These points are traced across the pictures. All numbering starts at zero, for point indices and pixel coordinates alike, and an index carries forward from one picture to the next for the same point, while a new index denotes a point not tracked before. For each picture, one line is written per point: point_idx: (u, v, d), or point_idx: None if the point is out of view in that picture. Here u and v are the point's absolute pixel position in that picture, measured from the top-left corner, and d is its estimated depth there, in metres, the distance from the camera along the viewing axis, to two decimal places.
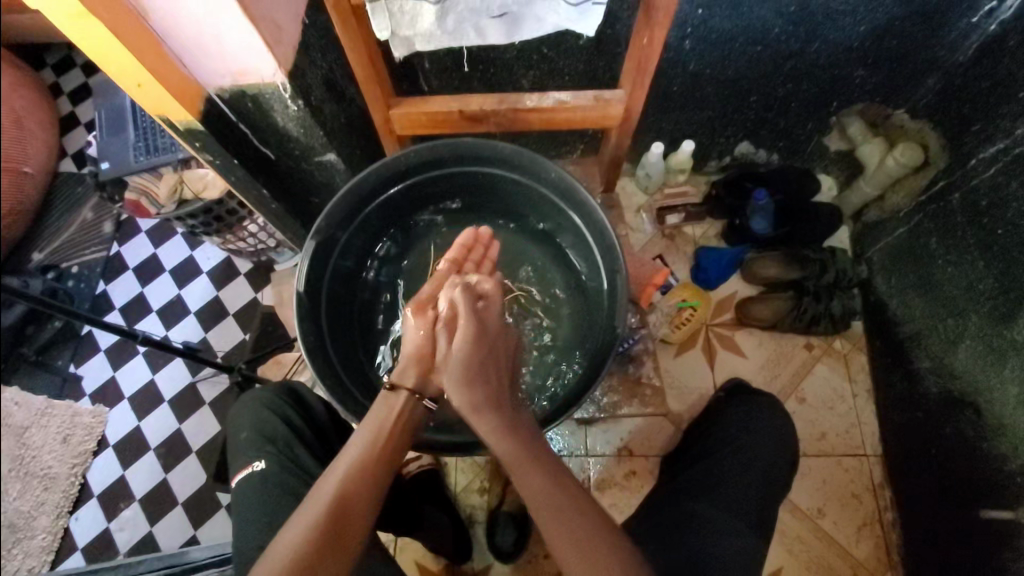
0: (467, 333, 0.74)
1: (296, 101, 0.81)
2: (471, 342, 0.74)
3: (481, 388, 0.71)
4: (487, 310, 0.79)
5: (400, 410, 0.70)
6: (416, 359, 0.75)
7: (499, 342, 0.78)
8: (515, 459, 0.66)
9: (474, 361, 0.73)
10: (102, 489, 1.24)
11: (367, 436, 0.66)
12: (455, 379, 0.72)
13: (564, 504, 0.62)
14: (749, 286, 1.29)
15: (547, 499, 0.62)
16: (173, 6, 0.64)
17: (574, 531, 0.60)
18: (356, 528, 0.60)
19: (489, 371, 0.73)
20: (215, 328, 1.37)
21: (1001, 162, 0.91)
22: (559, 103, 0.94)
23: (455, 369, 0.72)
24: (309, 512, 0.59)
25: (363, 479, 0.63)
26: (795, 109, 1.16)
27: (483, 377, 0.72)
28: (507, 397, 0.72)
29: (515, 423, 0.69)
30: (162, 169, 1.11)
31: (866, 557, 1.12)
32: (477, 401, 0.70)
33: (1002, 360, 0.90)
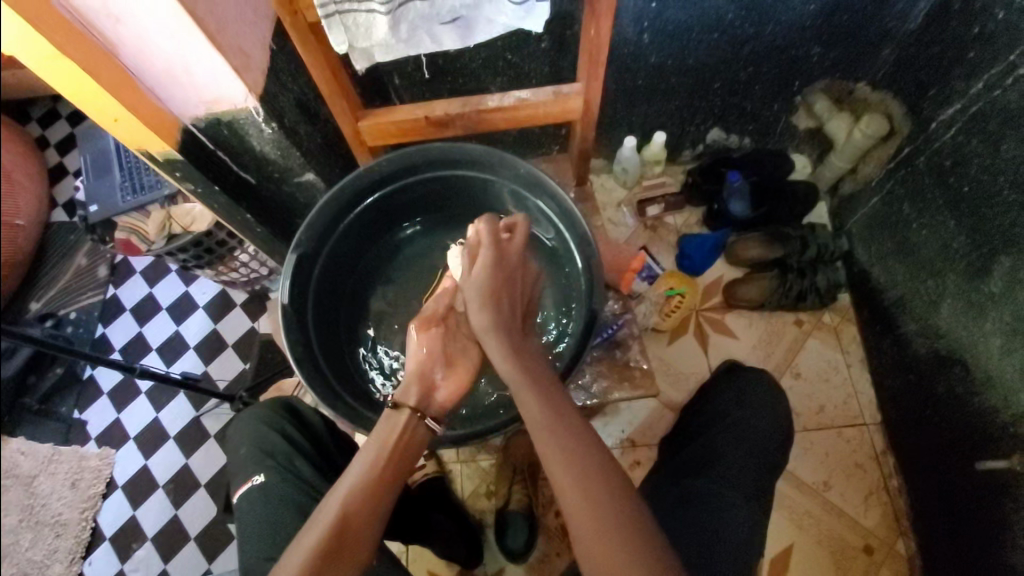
0: (490, 258, 0.76)
1: (270, 124, 0.84)
2: (491, 267, 0.75)
3: (497, 310, 0.73)
4: (512, 239, 0.79)
5: (403, 429, 0.70)
6: (416, 377, 0.74)
7: (517, 271, 0.78)
8: (514, 380, 0.68)
9: (495, 281, 0.75)
10: (114, 530, 1.25)
11: (374, 451, 0.67)
12: (475, 298, 0.74)
13: (560, 430, 0.63)
14: (734, 270, 1.31)
15: (557, 442, 0.62)
16: (142, 40, 0.67)
17: (579, 483, 0.60)
18: (360, 540, 0.62)
19: (507, 301, 0.75)
20: (216, 360, 1.38)
21: (959, 121, 0.94)
22: (520, 102, 0.97)
23: (477, 284, 0.74)
24: (310, 534, 0.61)
25: (361, 502, 0.63)
26: (759, 92, 1.18)
27: (499, 301, 0.74)
28: (519, 327, 0.74)
29: (521, 348, 0.71)
30: (150, 208, 1.14)
31: (876, 526, 1.12)
32: (494, 322, 0.72)
33: (983, 315, 0.92)
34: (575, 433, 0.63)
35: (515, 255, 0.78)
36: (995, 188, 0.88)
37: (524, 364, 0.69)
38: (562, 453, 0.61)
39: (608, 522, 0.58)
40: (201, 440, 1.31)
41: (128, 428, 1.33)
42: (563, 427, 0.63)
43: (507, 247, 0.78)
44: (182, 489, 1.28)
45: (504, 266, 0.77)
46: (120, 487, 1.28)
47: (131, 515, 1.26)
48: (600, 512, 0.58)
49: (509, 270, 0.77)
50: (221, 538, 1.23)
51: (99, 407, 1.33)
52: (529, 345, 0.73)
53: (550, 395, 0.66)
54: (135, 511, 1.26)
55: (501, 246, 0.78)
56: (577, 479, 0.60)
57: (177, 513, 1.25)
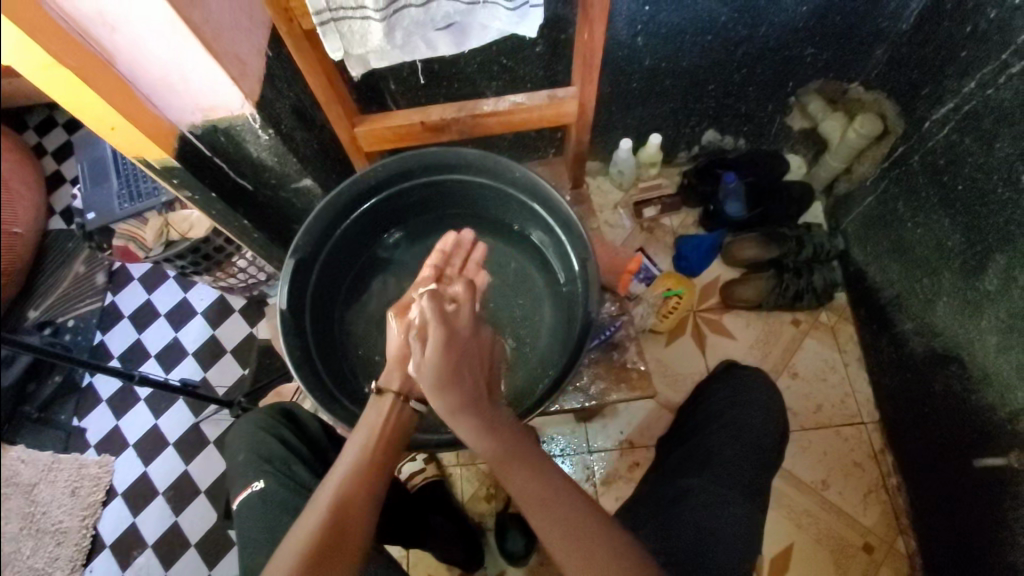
0: (441, 340, 0.69)
1: (266, 130, 0.85)
2: (445, 347, 0.69)
3: (458, 392, 0.68)
4: (460, 312, 0.74)
5: (390, 413, 0.71)
6: (398, 361, 0.75)
7: (472, 345, 0.73)
8: (495, 457, 0.67)
9: (450, 364, 0.69)
10: (115, 538, 1.23)
11: (363, 439, 0.68)
12: (431, 385, 0.67)
13: (546, 500, 0.64)
14: (731, 271, 1.31)
15: (535, 493, 0.64)
16: (137, 47, 0.67)
17: (562, 525, 0.63)
18: (357, 529, 0.62)
19: (466, 376, 0.70)
20: (214, 366, 1.38)
21: (953, 120, 0.95)
22: (515, 106, 0.98)
23: (429, 373, 0.68)
24: (308, 520, 0.61)
25: (355, 490, 0.64)
26: (753, 93, 1.19)
27: (457, 381, 0.68)
28: (484, 400, 0.70)
29: (492, 422, 0.68)
30: (147, 214, 1.15)
31: (875, 524, 1.13)
32: (455, 405, 0.67)
33: (979, 312, 0.92)
34: (558, 487, 0.65)
35: (467, 327, 0.74)
36: (990, 186, 0.88)
37: (499, 436, 0.68)
38: (542, 500, 0.64)
39: (591, 555, 0.62)
40: (202, 446, 1.34)
41: (128, 435, 1.33)
42: (541, 482, 0.65)
43: (458, 320, 0.73)
44: (183, 496, 1.28)
45: (457, 338, 0.72)
46: (121, 495, 1.27)
47: (131, 522, 1.26)
48: (582, 547, 0.62)
49: (463, 345, 0.72)
50: (221, 544, 1.23)
51: (97, 414, 1.32)
52: (500, 412, 0.71)
53: (531, 462, 0.66)
54: (135, 518, 1.26)
55: (451, 319, 0.73)
56: (559, 519, 0.63)
57: (177, 519, 1.27)
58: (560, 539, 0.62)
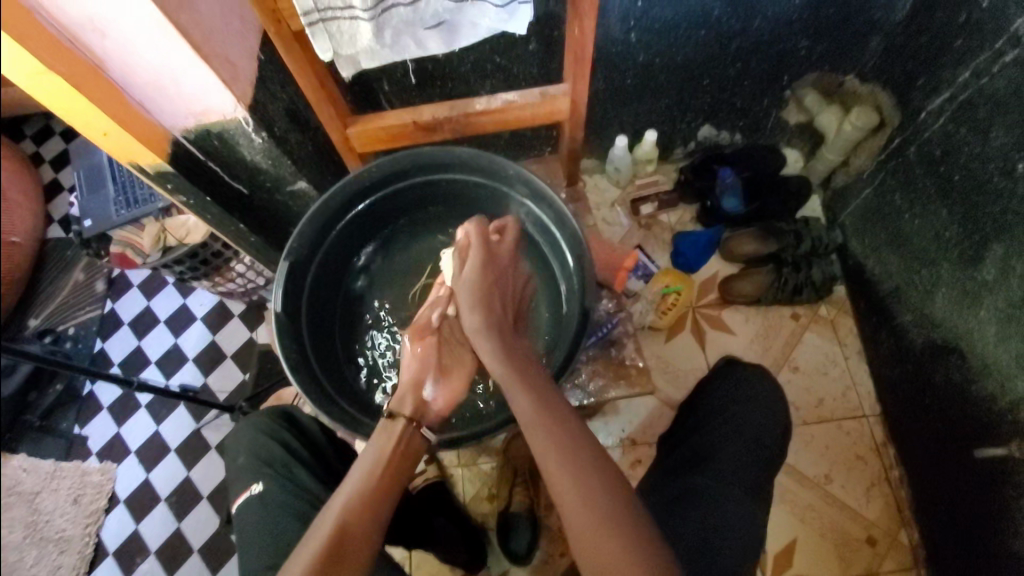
0: (480, 259, 0.79)
1: (259, 133, 0.85)
2: (483, 267, 0.79)
3: (488, 311, 0.76)
4: (500, 241, 0.84)
5: (400, 437, 0.72)
6: (411, 386, 0.77)
7: (507, 271, 0.83)
8: (510, 380, 0.69)
9: (486, 281, 0.78)
10: (117, 544, 1.25)
11: (369, 464, 0.68)
12: (466, 296, 0.77)
13: (545, 417, 0.64)
14: (730, 266, 1.31)
15: (553, 435, 0.63)
16: (128, 52, 0.67)
17: (578, 478, 0.60)
18: (360, 548, 0.62)
19: (496, 299, 0.78)
20: (215, 371, 1.37)
21: (948, 110, 0.95)
22: (507, 104, 0.98)
23: (468, 281, 0.78)
24: (309, 544, 0.61)
25: (360, 512, 0.64)
26: (749, 88, 1.19)
27: (490, 303, 0.77)
28: (510, 327, 0.76)
29: (513, 348, 0.74)
30: (144, 220, 1.14)
31: (878, 518, 1.12)
32: (486, 320, 0.75)
33: (977, 302, 0.92)
34: (559, 410, 0.66)
35: (505, 254, 0.83)
36: (986, 175, 0.88)
37: (516, 361, 0.71)
38: (558, 446, 0.62)
39: (607, 511, 0.59)
40: (202, 451, 1.30)
41: (129, 442, 1.33)
42: (559, 429, 0.64)
43: (496, 247, 0.83)
44: (185, 501, 1.27)
45: (496, 265, 0.82)
46: (123, 501, 1.28)
47: (134, 529, 1.26)
48: (597, 500, 0.59)
49: (499, 268, 0.82)
50: (224, 548, 1.23)
51: (100, 422, 1.34)
52: (522, 347, 0.76)
53: (535, 379, 0.69)
54: (138, 525, 1.26)
55: (491, 247, 0.82)
56: (576, 471, 0.61)
57: (181, 526, 1.25)
58: (552, 456, 0.62)
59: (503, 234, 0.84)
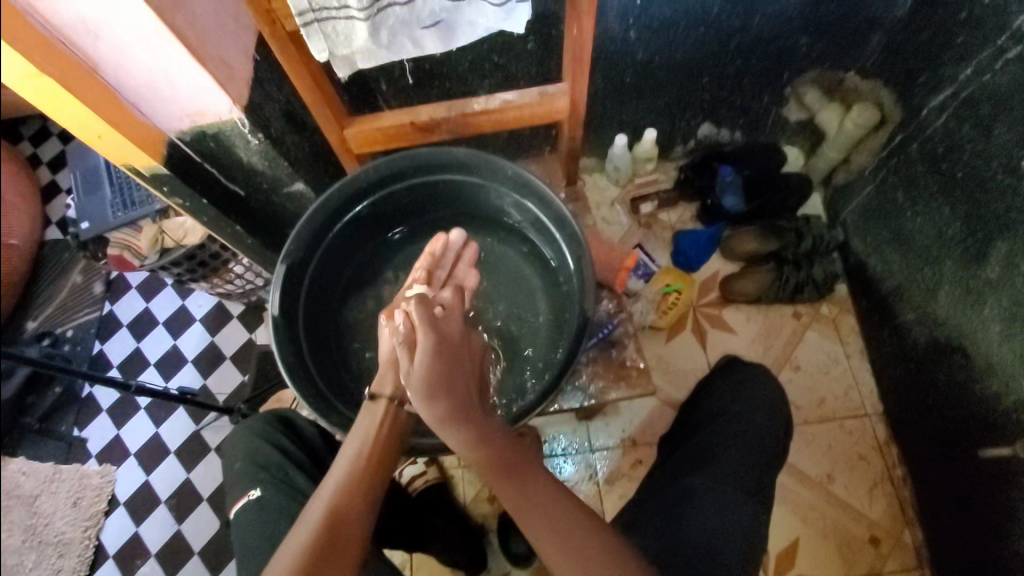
0: (430, 344, 0.68)
1: (256, 134, 0.85)
2: (435, 352, 0.68)
3: (450, 396, 0.65)
4: (448, 322, 0.73)
5: (384, 417, 0.71)
6: (390, 364, 0.74)
7: (462, 348, 0.72)
8: (484, 463, 0.64)
9: (440, 371, 0.66)
10: (117, 547, 1.24)
11: (357, 447, 0.68)
12: (418, 391, 0.65)
13: (524, 488, 0.63)
14: (730, 265, 1.30)
15: (535, 503, 0.63)
16: (122, 52, 0.66)
17: (562, 537, 0.61)
18: (355, 533, 0.61)
19: (457, 383, 0.67)
20: (214, 373, 1.36)
21: (950, 107, 0.94)
22: (505, 104, 0.97)
23: (419, 376, 0.66)
24: (305, 527, 0.60)
25: (352, 489, 0.64)
26: (749, 86, 1.18)
27: (450, 387, 0.66)
28: (478, 407, 0.67)
29: (483, 426, 0.66)
30: (141, 222, 1.13)
31: (881, 517, 1.12)
32: (446, 411, 0.64)
33: (981, 301, 0.91)
34: (535, 475, 0.65)
35: (457, 334, 0.73)
36: (989, 172, 0.87)
37: (490, 442, 0.64)
38: (540, 510, 0.63)
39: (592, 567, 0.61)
40: (201, 453, 1.30)
41: (128, 445, 1.32)
42: (541, 496, 0.63)
43: (447, 327, 0.72)
44: (185, 504, 1.27)
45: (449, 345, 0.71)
46: (123, 504, 1.27)
47: (134, 532, 1.25)
48: (583, 558, 0.61)
49: (456, 350, 0.71)
50: (225, 551, 1.22)
51: (100, 424, 1.33)
52: (493, 420, 0.68)
53: (507, 451, 0.65)
54: (138, 528, 1.25)
55: (441, 327, 0.71)
56: (560, 530, 0.62)
57: (181, 528, 1.24)
58: (535, 517, 0.62)
59: (449, 309, 0.74)
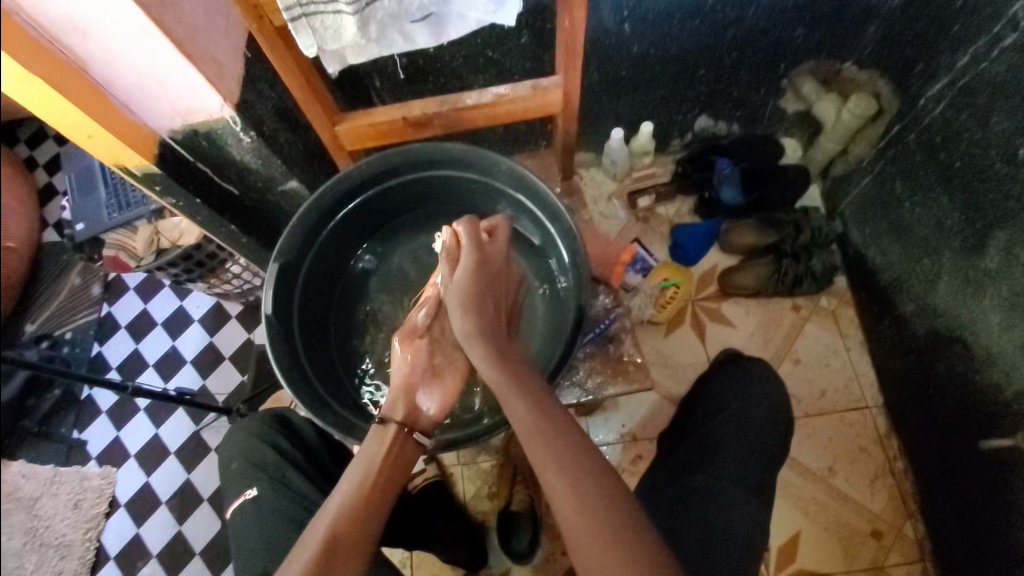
0: (472, 262, 0.78)
1: (248, 133, 0.84)
2: (474, 271, 0.78)
3: (479, 315, 0.75)
4: (492, 242, 0.82)
5: (391, 443, 0.71)
6: (404, 391, 0.77)
7: (501, 271, 0.81)
8: (502, 383, 0.69)
9: (477, 285, 0.77)
10: (118, 550, 1.23)
11: (358, 473, 0.68)
12: (457, 304, 0.76)
13: (537, 423, 0.65)
14: (728, 258, 1.29)
15: (547, 446, 0.64)
16: (110, 52, 0.66)
17: (570, 479, 0.62)
18: (353, 553, 0.61)
19: (489, 302, 0.77)
20: (213, 373, 1.36)
21: (948, 96, 0.93)
22: (498, 98, 0.96)
23: (460, 288, 0.76)
24: (303, 550, 0.60)
25: (352, 516, 0.63)
26: (746, 78, 1.17)
27: (483, 303, 0.76)
28: (503, 330, 0.77)
29: (504, 350, 0.74)
30: (136, 222, 1.13)
31: (882, 510, 1.11)
32: (479, 321, 0.75)
33: (980, 291, 0.91)
34: (547, 416, 0.67)
35: (499, 255, 0.82)
36: (986, 161, 0.87)
37: (510, 367, 0.71)
38: (551, 451, 0.63)
39: (603, 522, 0.59)
40: (202, 454, 1.30)
41: (128, 446, 1.32)
42: (554, 436, 0.64)
43: (490, 248, 0.81)
44: (186, 505, 1.27)
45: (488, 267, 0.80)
46: (124, 506, 1.27)
47: (134, 533, 1.25)
48: (591, 505, 0.60)
49: (494, 271, 0.80)
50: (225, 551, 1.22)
51: (99, 425, 1.30)
52: (514, 349, 0.76)
53: (524, 377, 0.70)
54: (139, 529, 1.25)
55: (484, 248, 0.80)
56: (569, 470, 0.62)
57: (181, 528, 1.24)
58: (545, 453, 0.63)
59: (493, 231, 0.82)
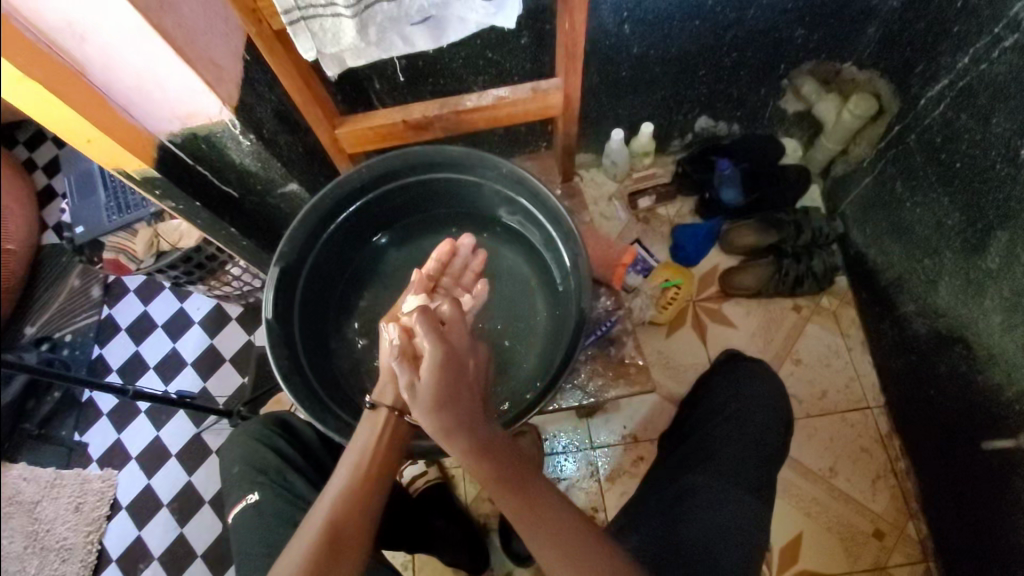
0: (434, 358, 0.63)
1: (247, 136, 0.83)
2: (440, 369, 0.63)
3: (455, 412, 0.62)
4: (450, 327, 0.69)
5: (384, 429, 0.69)
6: (393, 378, 0.72)
7: (468, 354, 0.68)
8: (490, 477, 0.63)
9: (444, 385, 0.62)
10: (120, 552, 1.24)
11: (355, 458, 0.66)
12: (422, 407, 0.62)
13: (520, 482, 0.63)
14: (729, 259, 1.29)
15: (542, 518, 0.62)
16: (108, 56, 0.65)
17: (565, 552, 0.61)
18: (355, 537, 0.61)
19: (463, 395, 0.64)
20: (213, 375, 1.36)
21: (948, 97, 0.93)
22: (499, 100, 0.96)
23: (423, 394, 0.62)
24: (303, 538, 0.60)
25: (350, 504, 0.63)
26: (746, 78, 1.16)
27: (456, 400, 0.63)
28: (484, 420, 0.64)
29: (487, 435, 0.64)
30: (136, 226, 1.13)
31: (884, 510, 1.11)
32: (451, 424, 0.62)
33: (981, 291, 0.91)
34: (531, 474, 0.65)
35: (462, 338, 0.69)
36: (988, 162, 0.86)
37: (500, 453, 0.64)
38: (546, 526, 0.62)
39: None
40: (203, 456, 1.29)
41: (130, 448, 1.31)
42: (546, 507, 0.63)
43: (450, 334, 0.68)
44: (186, 508, 1.26)
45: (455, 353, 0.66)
46: (124, 508, 1.27)
47: (136, 536, 1.25)
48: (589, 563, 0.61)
49: (462, 358, 0.66)
50: (226, 554, 1.22)
51: (100, 428, 1.33)
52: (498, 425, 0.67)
53: (513, 465, 0.64)
54: (141, 532, 1.25)
55: (444, 334, 0.67)
56: (565, 545, 0.61)
57: (183, 531, 1.24)
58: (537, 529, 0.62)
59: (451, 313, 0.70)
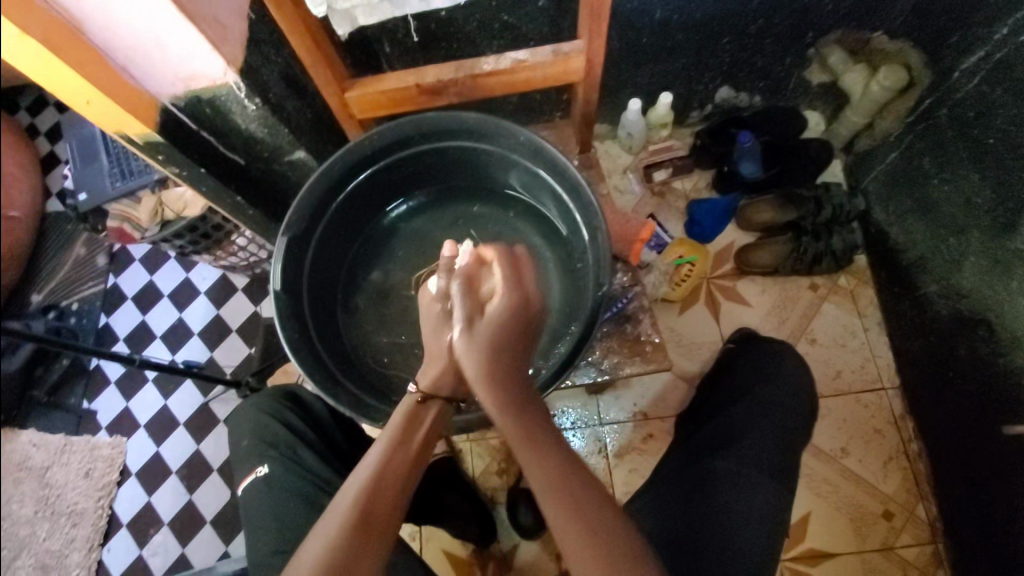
0: (511, 292, 0.66)
1: (253, 100, 0.81)
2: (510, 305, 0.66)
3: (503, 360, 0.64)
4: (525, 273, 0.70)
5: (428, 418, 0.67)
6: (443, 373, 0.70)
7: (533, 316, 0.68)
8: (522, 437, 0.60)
9: (512, 321, 0.66)
10: (130, 518, 1.25)
11: (398, 430, 0.65)
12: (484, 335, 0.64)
13: (553, 478, 0.58)
14: (746, 236, 1.26)
15: (566, 498, 0.57)
16: (107, 12, 0.62)
17: (590, 537, 0.55)
18: (383, 516, 0.59)
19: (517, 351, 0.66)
20: (219, 346, 1.35)
21: (983, 70, 0.89)
22: (517, 63, 0.92)
23: (491, 319, 0.65)
24: (337, 505, 0.59)
25: (387, 476, 0.61)
26: (770, 47, 1.11)
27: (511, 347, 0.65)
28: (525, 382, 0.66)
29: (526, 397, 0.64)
30: (140, 193, 1.10)
31: (894, 491, 1.11)
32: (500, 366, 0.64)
33: (1008, 273, 0.88)
34: (573, 471, 0.59)
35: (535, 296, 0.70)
36: (1022, 139, 0.83)
37: (532, 421, 0.62)
38: (573, 501, 0.57)
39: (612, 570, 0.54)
40: (212, 425, 1.29)
41: (138, 416, 1.32)
42: (571, 492, 0.57)
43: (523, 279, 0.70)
44: (194, 477, 1.26)
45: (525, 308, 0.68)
46: (135, 475, 1.28)
47: (146, 502, 1.26)
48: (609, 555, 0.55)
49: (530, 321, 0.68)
50: (235, 522, 1.23)
51: (108, 396, 1.33)
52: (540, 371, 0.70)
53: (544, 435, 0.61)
54: (150, 499, 1.26)
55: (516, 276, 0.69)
56: (584, 526, 0.56)
57: (192, 499, 1.25)
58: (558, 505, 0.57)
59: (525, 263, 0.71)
